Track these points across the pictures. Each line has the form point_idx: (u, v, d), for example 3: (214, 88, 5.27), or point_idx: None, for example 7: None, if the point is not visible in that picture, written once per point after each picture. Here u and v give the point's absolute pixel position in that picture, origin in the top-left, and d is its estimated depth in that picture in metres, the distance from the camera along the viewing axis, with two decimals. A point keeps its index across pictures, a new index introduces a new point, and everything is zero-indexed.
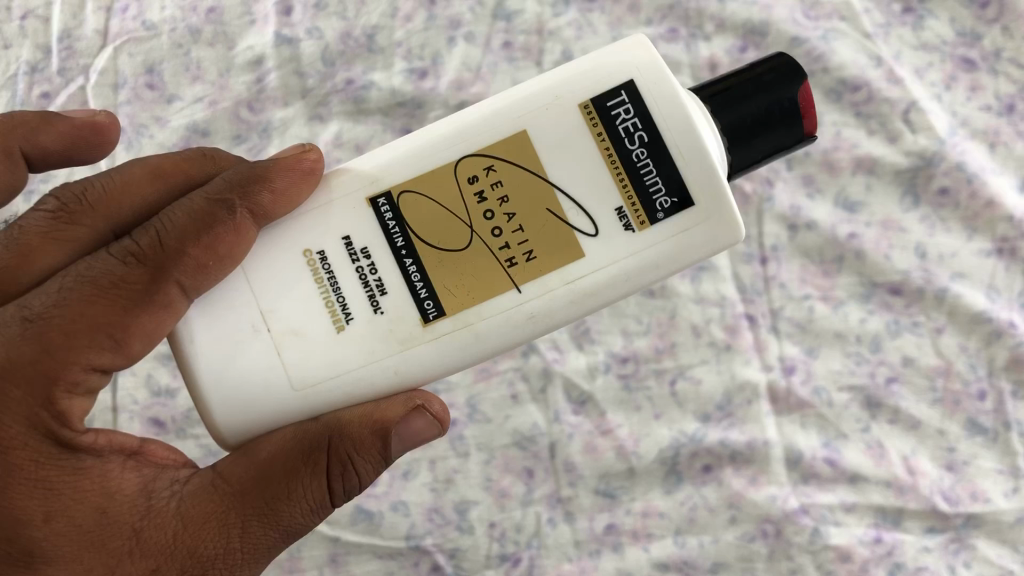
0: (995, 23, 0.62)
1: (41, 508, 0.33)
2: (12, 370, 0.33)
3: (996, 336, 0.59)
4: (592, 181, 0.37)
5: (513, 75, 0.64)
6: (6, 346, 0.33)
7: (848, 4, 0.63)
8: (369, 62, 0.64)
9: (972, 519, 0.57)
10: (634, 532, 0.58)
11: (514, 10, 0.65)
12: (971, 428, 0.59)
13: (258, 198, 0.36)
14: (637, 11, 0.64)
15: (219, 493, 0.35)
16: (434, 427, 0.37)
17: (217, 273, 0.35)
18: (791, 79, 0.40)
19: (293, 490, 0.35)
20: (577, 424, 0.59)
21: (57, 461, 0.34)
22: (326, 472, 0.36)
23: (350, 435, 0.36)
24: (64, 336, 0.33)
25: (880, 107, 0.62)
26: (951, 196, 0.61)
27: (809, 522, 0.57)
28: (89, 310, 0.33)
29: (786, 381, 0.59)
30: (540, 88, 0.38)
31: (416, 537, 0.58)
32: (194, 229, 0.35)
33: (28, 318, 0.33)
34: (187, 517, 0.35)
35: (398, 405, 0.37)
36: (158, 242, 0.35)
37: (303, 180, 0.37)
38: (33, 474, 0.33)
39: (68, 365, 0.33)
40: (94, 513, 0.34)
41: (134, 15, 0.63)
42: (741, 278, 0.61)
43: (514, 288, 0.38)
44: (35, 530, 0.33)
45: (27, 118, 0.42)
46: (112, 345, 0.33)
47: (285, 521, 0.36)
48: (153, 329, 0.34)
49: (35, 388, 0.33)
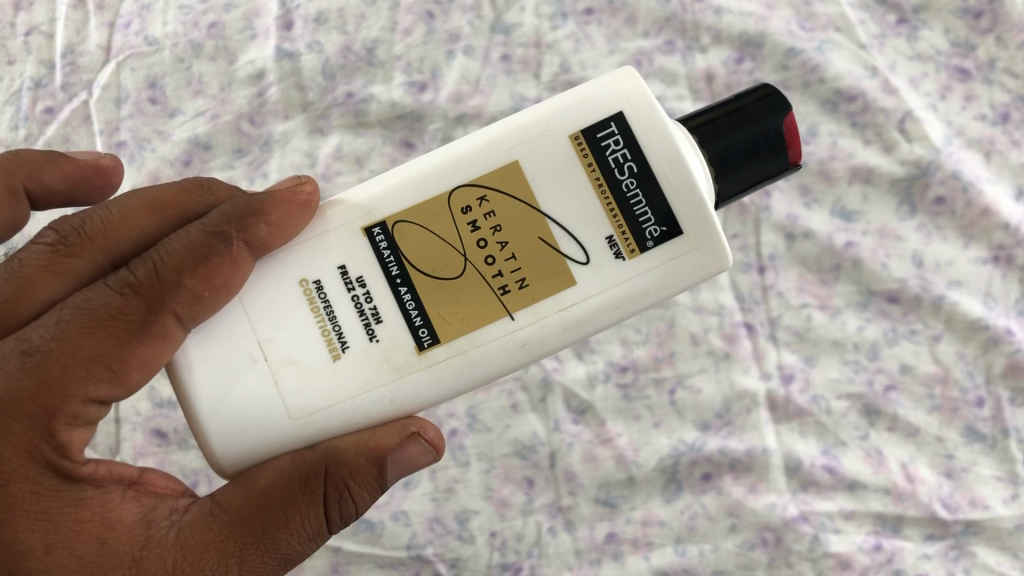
0: (989, 33, 0.62)
1: (42, 540, 0.34)
2: (13, 403, 0.33)
3: (994, 343, 0.59)
4: (583, 210, 0.38)
5: (512, 87, 0.65)
6: (6, 380, 0.33)
7: (843, 15, 0.64)
8: (369, 75, 0.64)
9: (971, 525, 0.57)
10: (634, 540, 0.58)
11: (512, 23, 0.65)
12: (969, 435, 0.59)
13: (256, 230, 0.37)
14: (634, 24, 0.65)
15: (218, 523, 0.36)
16: (429, 454, 0.38)
17: (213, 303, 0.36)
18: (774, 110, 0.40)
19: (291, 518, 0.36)
20: (577, 433, 0.59)
21: (58, 493, 0.34)
22: (323, 500, 0.36)
23: (346, 463, 0.36)
24: (62, 369, 0.33)
25: (876, 116, 0.62)
26: (947, 205, 0.61)
27: (808, 529, 0.57)
28: (87, 342, 0.33)
29: (785, 390, 0.60)
30: (532, 119, 0.39)
31: (417, 547, 0.58)
32: (190, 261, 0.35)
33: (27, 351, 0.34)
34: (185, 546, 0.35)
35: (394, 433, 0.37)
36: (154, 273, 0.35)
37: (299, 211, 0.38)
38: (34, 506, 0.34)
39: (68, 397, 0.33)
40: (94, 544, 0.34)
41: (136, 30, 0.64)
42: (739, 287, 0.61)
43: (507, 315, 0.38)
44: (36, 562, 0.33)
45: (33, 157, 0.42)
46: (109, 375, 0.33)
47: (283, 549, 0.36)
48: (150, 360, 0.34)
49: (35, 421, 0.33)
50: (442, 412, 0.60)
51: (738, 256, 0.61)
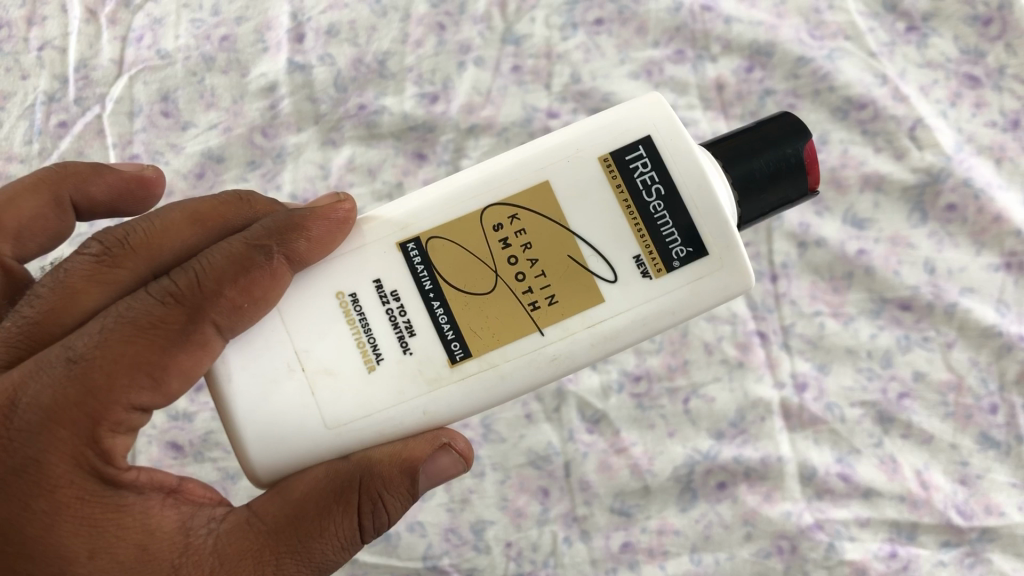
0: (998, 40, 0.62)
1: (85, 546, 0.33)
2: (59, 410, 0.33)
3: (1007, 349, 0.59)
4: (613, 229, 0.38)
5: (523, 98, 0.65)
6: (51, 387, 0.33)
7: (852, 23, 0.64)
8: (381, 87, 0.65)
9: (987, 532, 0.57)
10: (650, 549, 0.58)
11: (522, 35, 0.66)
12: (983, 442, 0.59)
13: (296, 244, 0.37)
14: (644, 34, 0.65)
15: (256, 532, 0.35)
16: (459, 465, 0.38)
17: (252, 314, 0.36)
18: (794, 136, 0.41)
19: (325, 527, 0.36)
20: (592, 442, 0.59)
21: (102, 499, 0.34)
22: (357, 510, 0.36)
23: (380, 474, 0.37)
24: (106, 375, 0.33)
25: (887, 124, 0.62)
26: (958, 212, 0.61)
27: (823, 537, 0.57)
28: (129, 350, 0.33)
29: (799, 398, 0.60)
30: (563, 140, 0.39)
31: (433, 558, 0.58)
32: (231, 272, 0.35)
33: (72, 358, 0.33)
34: (222, 554, 0.35)
35: (425, 444, 0.38)
36: (196, 282, 0.35)
37: (336, 228, 0.38)
38: (78, 512, 0.33)
39: (111, 404, 0.33)
40: (136, 550, 0.34)
41: (148, 44, 0.65)
42: (752, 296, 0.61)
43: (537, 331, 0.38)
44: (79, 567, 0.33)
45: (79, 169, 0.43)
46: (151, 383, 0.33)
47: (317, 557, 0.36)
48: (188, 368, 0.34)
49: (80, 426, 0.33)
50: (456, 422, 0.60)
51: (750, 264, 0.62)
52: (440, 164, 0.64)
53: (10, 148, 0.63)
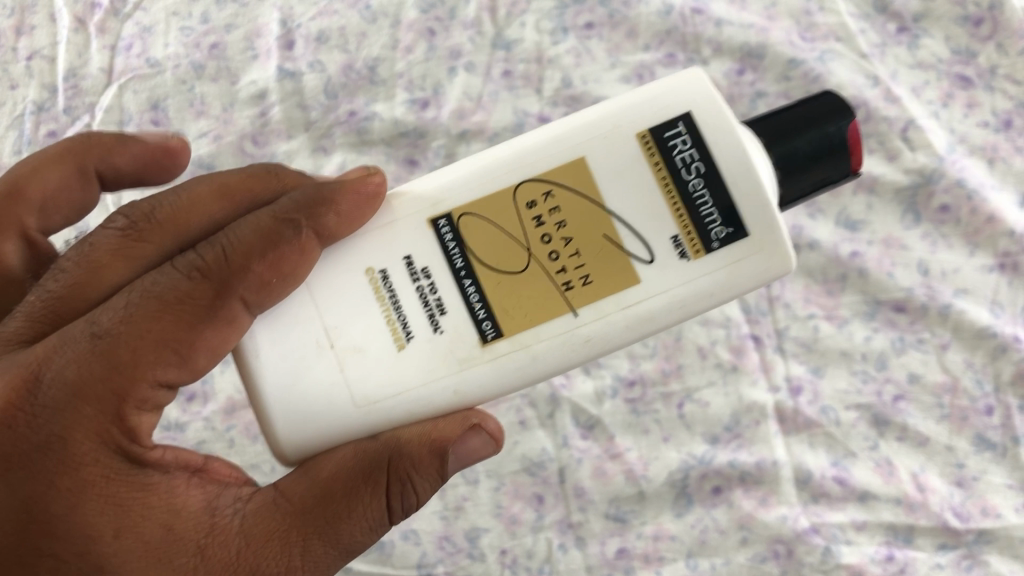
0: (989, 40, 0.62)
1: (111, 523, 0.34)
2: (85, 387, 0.33)
3: (1002, 350, 0.59)
4: (649, 209, 0.38)
5: (513, 103, 0.65)
6: (76, 364, 0.33)
7: (842, 25, 0.64)
8: (371, 94, 0.65)
9: (983, 535, 0.57)
10: (646, 555, 0.58)
11: (512, 39, 0.66)
12: (979, 444, 0.58)
13: (325, 216, 0.37)
14: (635, 37, 0.65)
15: (283, 512, 0.36)
16: (489, 446, 0.38)
17: (280, 291, 0.36)
18: (839, 115, 0.40)
19: (354, 509, 0.36)
20: (586, 448, 0.59)
21: (127, 478, 0.34)
22: (386, 491, 0.36)
23: (408, 455, 0.36)
24: (132, 353, 0.33)
25: (879, 126, 0.62)
26: (952, 212, 0.61)
27: (819, 541, 0.57)
28: (156, 327, 0.34)
29: (794, 401, 0.59)
30: (603, 113, 0.39)
31: (427, 566, 0.58)
32: (259, 246, 0.35)
33: (96, 334, 0.34)
34: (248, 530, 0.35)
35: (457, 425, 0.37)
36: (222, 256, 0.35)
37: (363, 201, 0.37)
38: (105, 490, 0.34)
39: (138, 381, 0.33)
40: (161, 529, 0.34)
41: (137, 53, 0.65)
42: (746, 299, 0.61)
43: (571, 311, 0.38)
44: (106, 545, 0.34)
45: (104, 138, 0.43)
46: (177, 361, 0.34)
47: (345, 539, 0.36)
48: (214, 345, 0.34)
49: (105, 405, 0.33)
50: None
51: None
52: (432, 170, 0.64)
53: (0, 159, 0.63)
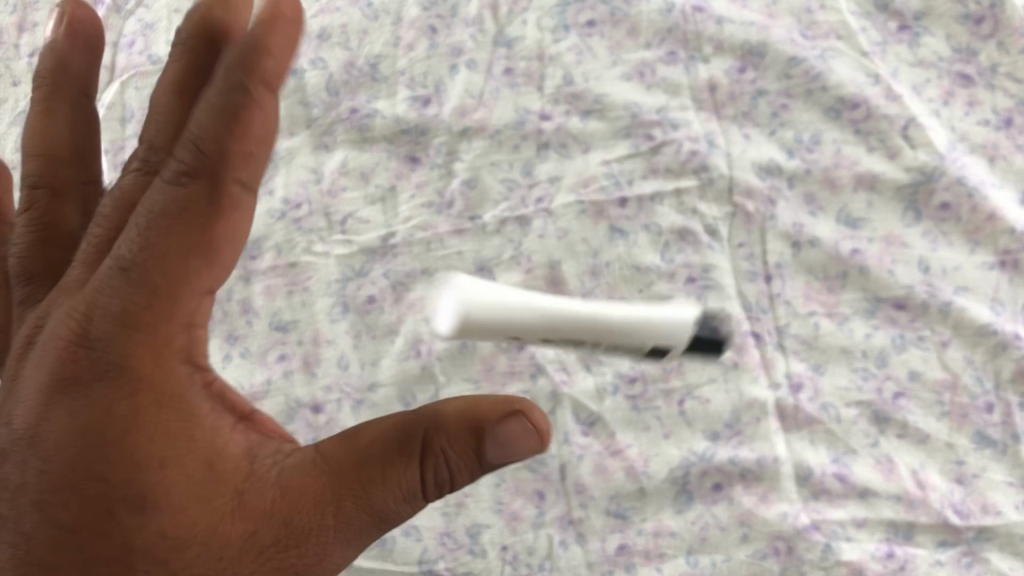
0: (990, 38, 0.65)
1: (158, 453, 0.39)
2: (134, 315, 0.39)
3: (1002, 348, 0.59)
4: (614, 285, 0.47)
5: (514, 100, 0.67)
6: (116, 296, 0.39)
7: (844, 23, 0.67)
8: (373, 90, 0.68)
9: (983, 532, 0.56)
10: (646, 551, 0.57)
11: (514, 37, 0.69)
12: (979, 441, 0.58)
13: (263, 57, 0.41)
14: (636, 35, 0.68)
15: (320, 471, 0.41)
16: (532, 438, 0.40)
17: (259, 150, 0.42)
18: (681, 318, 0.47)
19: (388, 476, 0.40)
20: (587, 445, 0.59)
21: (173, 401, 0.39)
22: (421, 464, 0.40)
23: (446, 432, 0.40)
24: (168, 273, 0.39)
25: (880, 123, 0.64)
26: (952, 210, 0.62)
27: (820, 538, 0.56)
28: (178, 238, 0.40)
29: (794, 399, 0.59)
30: None
31: (428, 562, 0.57)
32: (231, 115, 0.41)
33: (125, 267, 0.40)
34: (287, 488, 0.40)
35: (500, 408, 0.40)
36: (203, 154, 0.41)
37: (277, 22, 0.41)
38: (156, 417, 0.39)
39: (179, 292, 0.40)
40: (201, 466, 0.39)
41: (141, 50, 0.68)
42: (746, 296, 0.61)
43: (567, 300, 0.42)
44: (151, 474, 0.38)
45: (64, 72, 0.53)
46: (206, 266, 0.40)
47: (377, 504, 0.40)
48: (231, 231, 0.41)
49: (155, 326, 0.39)
50: None
51: (744, 264, 0.62)
52: (432, 167, 0.66)
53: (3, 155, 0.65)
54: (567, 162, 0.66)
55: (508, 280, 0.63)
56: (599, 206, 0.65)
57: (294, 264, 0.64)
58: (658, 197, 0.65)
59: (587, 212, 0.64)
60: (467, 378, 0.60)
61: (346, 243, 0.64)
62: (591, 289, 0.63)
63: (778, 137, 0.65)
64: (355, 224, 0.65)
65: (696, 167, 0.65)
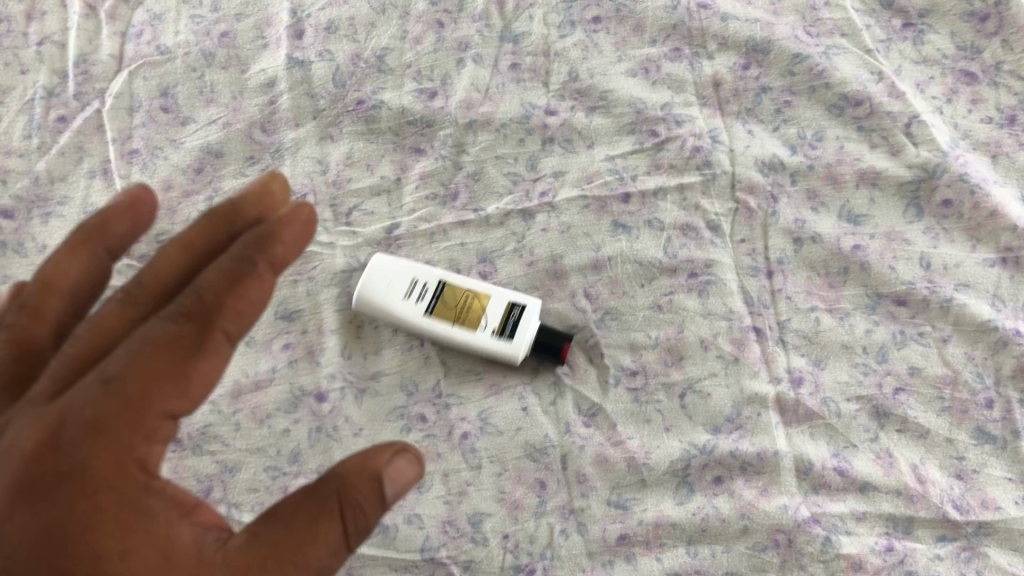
0: (994, 36, 0.66)
1: (118, 546, 0.35)
2: (104, 422, 0.35)
3: (1003, 344, 0.59)
4: (498, 301, 0.60)
5: (521, 94, 0.68)
6: (88, 406, 0.35)
7: (848, 21, 0.68)
8: (379, 82, 0.69)
9: (984, 527, 0.55)
10: (646, 541, 0.56)
11: (520, 33, 0.70)
12: (979, 436, 0.57)
13: (274, 247, 0.38)
14: (642, 32, 0.70)
15: (259, 546, 0.37)
16: (414, 468, 0.40)
17: (251, 318, 0.38)
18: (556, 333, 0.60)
19: (317, 536, 0.37)
20: (588, 436, 0.59)
21: (134, 502, 0.35)
22: (342, 518, 0.38)
23: (353, 484, 0.38)
24: (140, 389, 0.35)
25: (882, 120, 0.65)
26: (954, 207, 0.62)
27: (820, 531, 0.55)
28: (158, 364, 0.36)
29: (795, 393, 0.59)
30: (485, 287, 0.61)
31: (431, 549, 0.56)
32: (229, 283, 0.37)
33: (106, 378, 0.36)
34: (233, 568, 0.36)
35: (383, 451, 0.39)
36: (200, 298, 0.37)
37: (264, 201, 0.43)
38: (116, 515, 0.35)
39: (145, 414, 0.35)
40: (159, 558, 0.35)
41: (149, 41, 0.70)
42: (748, 291, 0.62)
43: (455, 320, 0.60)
44: (111, 566, 0.34)
45: None
46: (177, 391, 0.36)
47: (313, 563, 0.38)
48: (207, 373, 0.37)
49: (120, 440, 0.35)
50: (454, 416, 0.59)
51: (746, 260, 0.63)
52: (437, 159, 0.67)
53: (10, 142, 0.66)
54: (571, 155, 0.66)
55: (511, 272, 0.63)
56: (602, 201, 0.65)
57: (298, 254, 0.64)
58: (662, 192, 0.65)
59: (590, 206, 0.65)
60: (469, 370, 0.61)
61: (351, 235, 0.65)
62: (593, 283, 0.63)
63: (781, 133, 0.66)
64: (359, 216, 0.65)
65: (700, 163, 0.65)
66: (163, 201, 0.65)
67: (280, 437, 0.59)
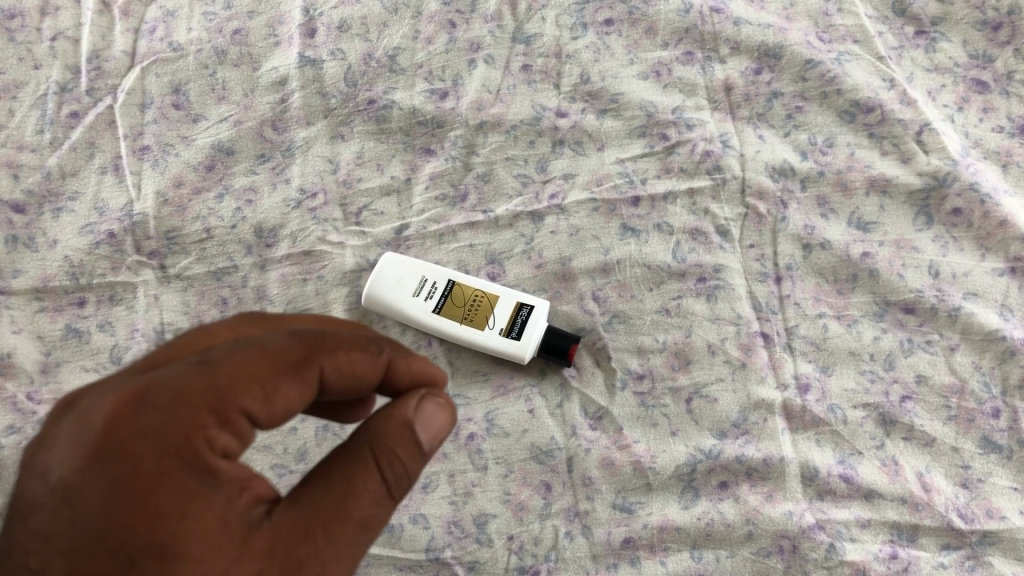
0: (1007, 45, 0.65)
1: (176, 505, 0.33)
2: (187, 397, 0.34)
3: (1011, 354, 0.58)
4: (506, 302, 0.61)
5: (532, 96, 0.68)
6: (176, 380, 0.35)
7: (860, 27, 0.68)
8: (391, 82, 0.69)
9: (987, 536, 0.55)
10: (651, 545, 0.56)
11: (532, 34, 0.70)
12: (985, 445, 0.57)
13: (399, 360, 0.42)
14: (654, 35, 0.70)
15: (305, 504, 0.36)
16: (444, 414, 0.40)
17: (345, 383, 0.39)
18: (564, 334, 0.60)
19: (356, 485, 0.36)
20: (594, 439, 0.59)
21: (200, 470, 0.34)
22: (380, 468, 0.37)
23: (385, 433, 0.38)
24: (229, 378, 0.35)
25: (893, 128, 0.65)
26: (963, 216, 0.62)
27: (824, 537, 0.55)
28: (252, 364, 0.36)
29: (802, 399, 0.59)
30: (493, 289, 0.61)
31: (436, 550, 0.56)
32: (353, 345, 0.39)
33: (203, 360, 0.35)
34: (280, 528, 0.35)
35: (410, 401, 0.39)
36: (321, 334, 0.38)
37: None
38: (179, 478, 0.33)
39: (227, 403, 0.35)
40: (218, 522, 0.34)
41: (161, 37, 0.70)
42: (756, 297, 0.62)
43: (462, 319, 0.60)
44: (169, 524, 0.32)
45: None
46: (262, 396, 0.36)
47: (357, 514, 0.36)
48: (292, 396, 0.37)
49: (197, 416, 0.34)
50: (460, 416, 0.60)
51: (755, 265, 0.63)
52: (448, 160, 0.67)
53: (21, 135, 0.66)
54: (581, 158, 0.67)
55: (519, 273, 0.64)
56: (611, 204, 0.65)
57: (308, 252, 0.64)
58: (671, 196, 0.65)
59: (599, 209, 0.65)
60: (475, 370, 0.61)
61: (361, 235, 0.65)
62: (601, 286, 0.63)
63: (792, 138, 0.66)
64: (369, 216, 0.66)
65: (710, 168, 0.65)
66: (173, 197, 0.65)
67: (288, 435, 0.59)
